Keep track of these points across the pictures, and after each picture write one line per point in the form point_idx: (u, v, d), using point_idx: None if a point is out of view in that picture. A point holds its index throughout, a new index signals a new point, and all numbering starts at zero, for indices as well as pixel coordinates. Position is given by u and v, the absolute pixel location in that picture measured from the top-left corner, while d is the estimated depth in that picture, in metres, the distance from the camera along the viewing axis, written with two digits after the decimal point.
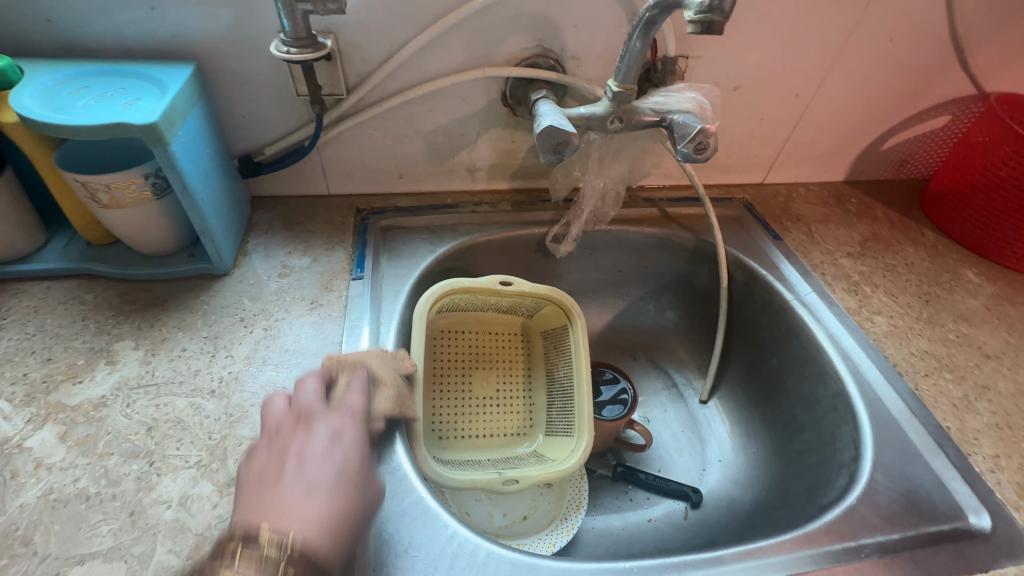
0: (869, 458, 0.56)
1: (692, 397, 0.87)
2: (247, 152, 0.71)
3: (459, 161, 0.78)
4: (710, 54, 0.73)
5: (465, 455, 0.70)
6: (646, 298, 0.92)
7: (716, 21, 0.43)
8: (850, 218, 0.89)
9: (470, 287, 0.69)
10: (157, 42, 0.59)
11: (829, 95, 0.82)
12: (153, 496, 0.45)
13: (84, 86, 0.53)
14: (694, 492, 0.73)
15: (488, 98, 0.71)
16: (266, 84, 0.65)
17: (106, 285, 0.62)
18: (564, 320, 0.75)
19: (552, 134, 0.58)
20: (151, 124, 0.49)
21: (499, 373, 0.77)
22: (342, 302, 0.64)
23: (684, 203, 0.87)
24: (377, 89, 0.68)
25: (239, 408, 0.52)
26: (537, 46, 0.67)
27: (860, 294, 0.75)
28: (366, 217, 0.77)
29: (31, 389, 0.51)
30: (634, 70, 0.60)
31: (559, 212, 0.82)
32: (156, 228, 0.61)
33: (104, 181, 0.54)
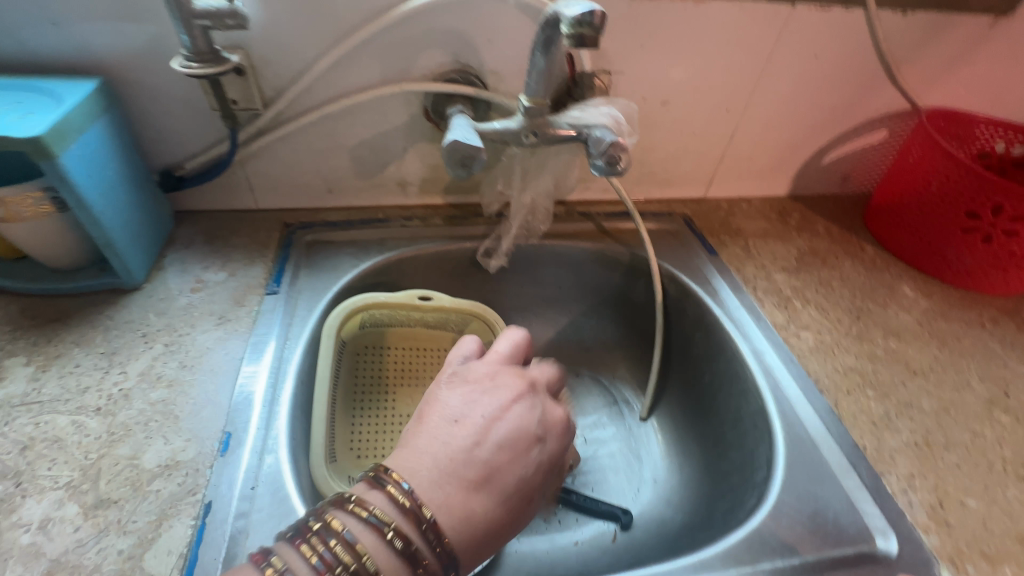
0: (780, 478, 0.55)
1: (631, 415, 0.85)
2: (168, 166, 0.70)
3: (388, 175, 0.78)
4: (634, 70, 0.73)
5: None
6: (586, 314, 0.91)
7: (588, 35, 0.43)
8: (789, 232, 0.89)
9: (387, 302, 0.68)
10: (63, 57, 0.59)
11: (761, 110, 0.82)
12: (12, 519, 0.43)
13: None
14: (624, 513, 0.71)
15: (410, 113, 0.71)
16: (181, 99, 0.65)
17: (10, 300, 0.61)
18: (490, 335, 0.74)
19: (457, 148, 0.58)
20: (35, 139, 0.49)
21: (426, 390, 0.76)
22: (252, 318, 0.63)
23: (621, 218, 0.86)
24: (296, 104, 0.67)
25: (123, 426, 0.51)
26: (453, 61, 0.67)
27: (791, 309, 0.74)
28: (292, 232, 0.76)
29: None
30: (542, 85, 0.60)
31: (491, 227, 0.81)
32: (60, 243, 0.60)
33: None
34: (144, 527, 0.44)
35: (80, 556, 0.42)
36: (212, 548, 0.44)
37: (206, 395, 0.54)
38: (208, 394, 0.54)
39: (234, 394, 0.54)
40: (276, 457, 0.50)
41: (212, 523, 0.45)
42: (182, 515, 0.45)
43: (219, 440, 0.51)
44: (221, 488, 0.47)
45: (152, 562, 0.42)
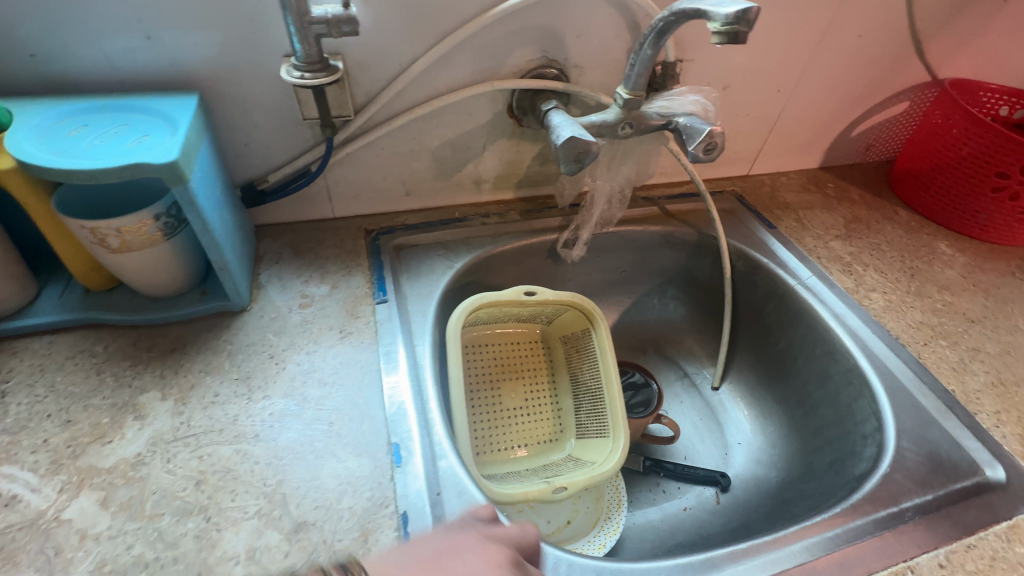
0: (892, 427, 0.61)
1: (705, 384, 0.90)
2: (249, 180, 0.68)
3: (465, 174, 0.78)
4: (702, 56, 0.76)
5: (505, 468, 0.70)
6: (650, 294, 0.94)
7: (742, 31, 0.45)
8: (831, 202, 0.95)
9: (497, 300, 0.69)
10: (154, 72, 0.55)
11: (807, 89, 0.87)
12: (218, 553, 0.43)
13: (85, 126, 0.49)
14: (723, 477, 0.77)
15: (494, 110, 0.71)
16: (271, 109, 0.62)
17: (115, 333, 0.58)
18: (585, 323, 0.76)
19: (573, 144, 0.60)
20: (172, 163, 0.46)
21: (525, 382, 0.78)
22: (372, 328, 0.62)
23: (681, 200, 0.90)
24: (385, 107, 0.66)
25: (290, 449, 0.50)
26: (542, 56, 0.68)
27: (855, 274, 0.80)
28: (376, 238, 0.75)
29: (55, 455, 0.48)
30: (643, 77, 0.62)
31: (567, 218, 0.83)
32: (166, 269, 0.58)
33: (115, 225, 0.51)
34: (351, 545, 0.45)
35: None
36: None
37: (358, 409, 0.54)
38: (361, 408, 0.54)
39: (387, 405, 0.55)
40: (448, 460, 0.52)
41: (414, 531, 0.46)
42: (384, 528, 0.46)
43: (390, 451, 0.51)
44: (409, 497, 0.48)
45: None
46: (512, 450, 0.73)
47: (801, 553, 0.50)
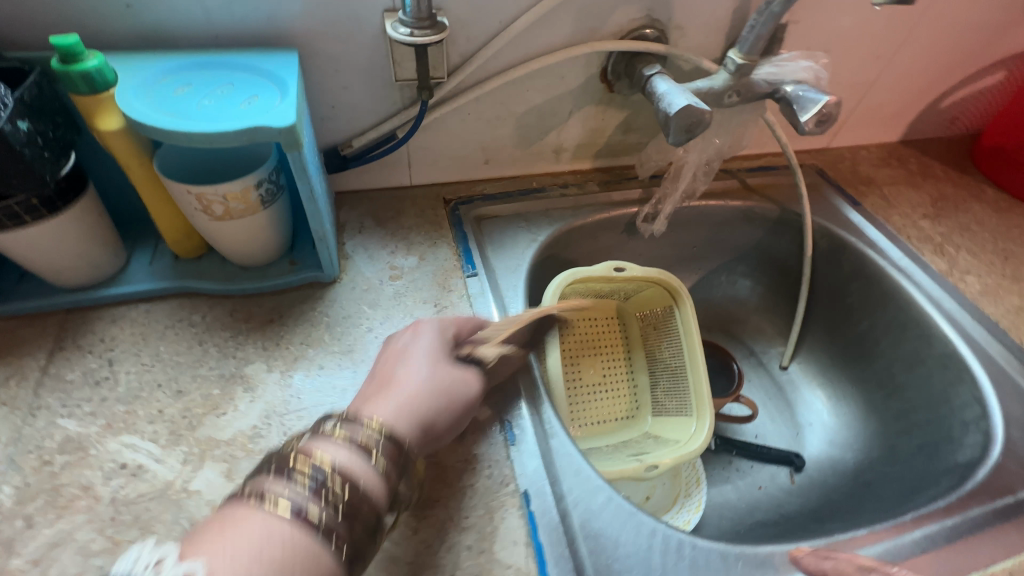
0: (999, 415, 0.59)
1: (772, 363, 0.89)
2: (333, 145, 0.65)
3: (547, 142, 0.75)
4: (808, 18, 0.70)
5: (587, 444, 0.70)
6: (720, 271, 0.91)
7: None
8: (914, 179, 0.91)
9: (587, 276, 0.67)
10: (250, 27, 0.52)
11: (906, 56, 0.82)
12: None
13: (190, 84, 0.47)
14: (797, 457, 0.77)
15: (587, 74, 0.67)
16: (363, 69, 0.59)
17: (209, 303, 0.57)
18: (668, 301, 0.74)
19: (687, 113, 0.56)
20: (290, 127, 0.44)
21: (602, 359, 0.77)
22: (466, 302, 0.61)
23: (761, 173, 0.86)
24: (477, 69, 0.62)
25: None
26: (644, 16, 0.63)
27: (947, 255, 0.77)
28: (456, 208, 0.73)
29: (172, 426, 0.47)
30: (761, 41, 0.58)
31: (646, 190, 0.80)
32: (262, 238, 0.56)
33: (221, 192, 0.48)
34: (478, 523, 0.44)
35: (433, 555, 0.42)
36: (551, 534, 0.44)
37: None
38: None
39: (493, 383, 0.54)
40: (560, 439, 0.51)
41: (538, 511, 0.45)
42: (508, 506, 0.45)
43: (502, 429, 0.50)
44: (528, 476, 0.47)
45: (503, 554, 0.43)
46: (592, 426, 0.73)
47: (920, 540, 0.49)
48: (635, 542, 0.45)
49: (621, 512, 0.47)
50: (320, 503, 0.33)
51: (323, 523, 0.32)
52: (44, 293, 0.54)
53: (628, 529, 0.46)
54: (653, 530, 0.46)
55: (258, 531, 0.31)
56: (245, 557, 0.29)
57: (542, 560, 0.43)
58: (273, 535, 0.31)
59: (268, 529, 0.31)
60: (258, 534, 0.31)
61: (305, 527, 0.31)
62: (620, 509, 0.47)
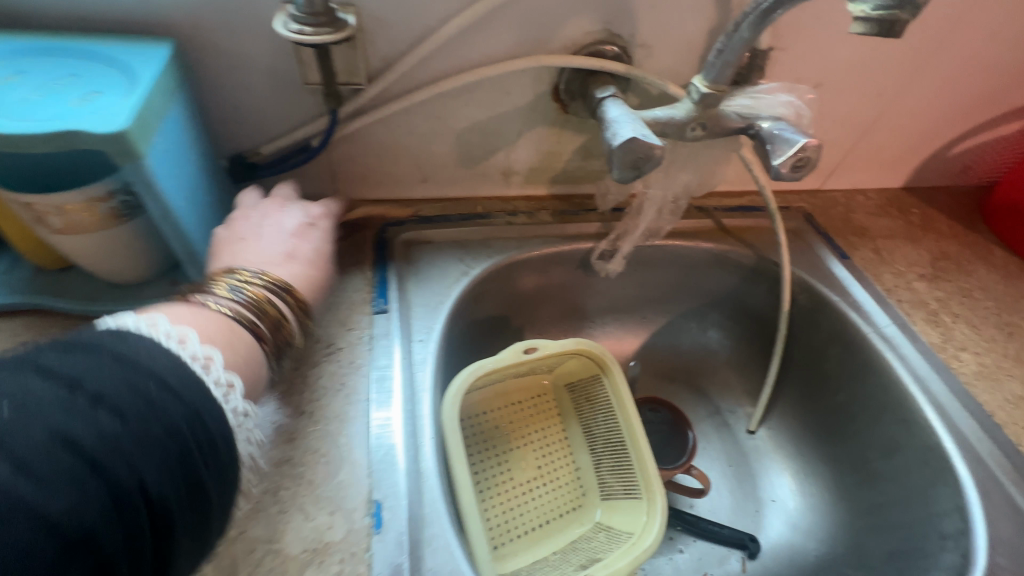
0: (984, 533, 0.50)
1: (738, 426, 0.79)
2: (239, 151, 0.57)
3: (494, 163, 0.66)
4: (799, 45, 0.61)
5: (529, 558, 0.59)
6: (688, 317, 0.82)
7: (903, 20, 0.33)
8: (915, 233, 0.81)
9: (495, 367, 0.58)
10: (119, 10, 0.44)
11: (912, 96, 0.72)
12: None
13: (18, 73, 0.39)
14: (752, 541, 0.67)
15: (536, 92, 0.59)
16: (265, 68, 0.51)
17: (63, 325, 0.49)
18: (595, 369, 0.67)
19: (633, 147, 0.47)
20: (118, 133, 0.36)
21: (535, 445, 0.68)
22: (366, 344, 0.53)
23: (741, 214, 0.77)
24: (405, 77, 0.54)
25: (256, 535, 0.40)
26: (602, 30, 0.55)
27: (942, 325, 0.67)
28: (383, 230, 0.65)
29: None
30: (730, 69, 0.50)
31: (606, 224, 0.71)
32: (128, 256, 0.48)
33: (55, 202, 0.40)
34: None
35: None
36: None
37: (339, 451, 0.45)
38: (342, 451, 0.45)
39: (372, 449, 0.45)
40: (440, 528, 0.42)
41: None
42: None
43: (370, 511, 0.42)
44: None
45: None
46: (535, 532, 0.62)
47: None
48: None
49: None
50: (239, 311, 0.37)
51: (255, 327, 0.38)
52: None
53: None
54: None
55: (190, 317, 0.34)
56: (219, 342, 0.34)
57: None
58: (201, 322, 0.35)
59: (220, 327, 0.35)
60: (207, 321, 0.35)
61: (227, 317, 0.36)
62: None
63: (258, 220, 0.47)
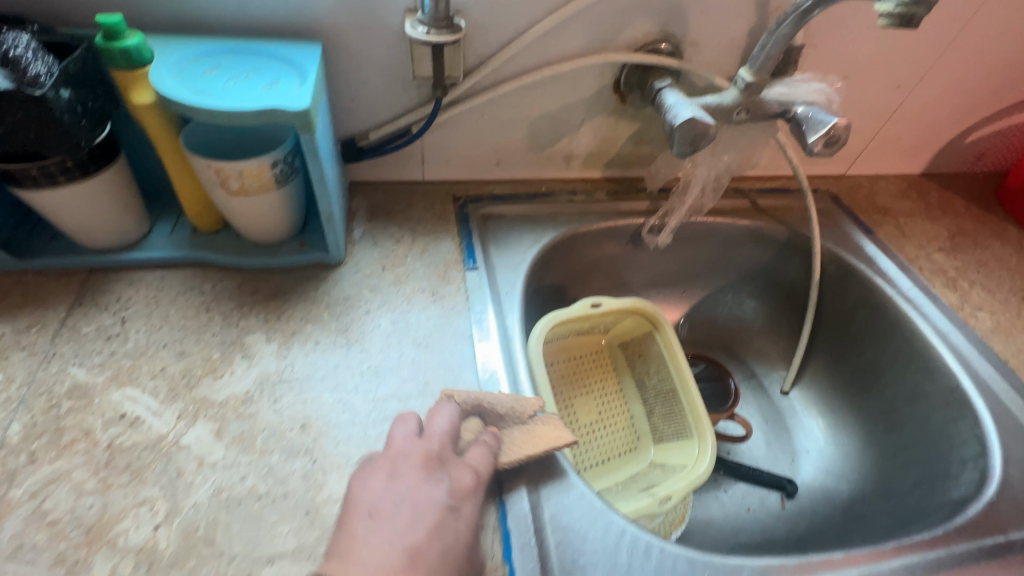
0: (998, 453, 0.57)
1: (774, 387, 0.87)
2: (351, 136, 0.68)
3: (558, 148, 0.76)
4: (827, 43, 0.71)
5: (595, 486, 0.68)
6: (725, 290, 0.91)
7: (919, 14, 0.42)
8: (934, 212, 0.89)
9: (567, 318, 0.68)
10: (280, 19, 0.56)
11: (928, 88, 0.81)
12: (324, 495, 0.44)
13: (218, 66, 0.50)
14: (789, 482, 0.75)
15: (601, 85, 0.69)
16: (383, 66, 0.61)
17: (221, 274, 0.60)
18: (648, 327, 0.76)
19: (691, 125, 0.57)
20: (305, 110, 0.47)
21: (594, 394, 0.77)
22: (463, 294, 0.63)
23: (774, 195, 0.86)
24: (493, 73, 0.65)
25: None
26: (660, 31, 0.65)
27: (959, 289, 0.75)
28: (464, 205, 0.75)
29: (172, 383, 0.50)
30: (771, 60, 0.59)
31: (654, 202, 0.81)
32: (277, 216, 0.59)
33: (239, 168, 0.51)
34: None
35: None
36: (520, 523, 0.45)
37: (452, 372, 0.55)
38: (455, 373, 0.55)
39: (479, 372, 0.55)
40: None
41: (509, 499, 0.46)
42: (480, 491, 0.47)
43: None
44: (504, 463, 0.49)
45: None
46: (598, 466, 0.71)
47: (897, 568, 0.47)
48: (603, 536, 0.46)
49: (587, 507, 0.48)
50: None
51: None
52: (66, 252, 0.57)
53: (598, 526, 0.47)
54: (622, 530, 0.47)
55: None
56: None
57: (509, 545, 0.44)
58: None
59: None
60: None
61: None
62: (590, 505, 0.48)
63: (412, 433, 0.44)
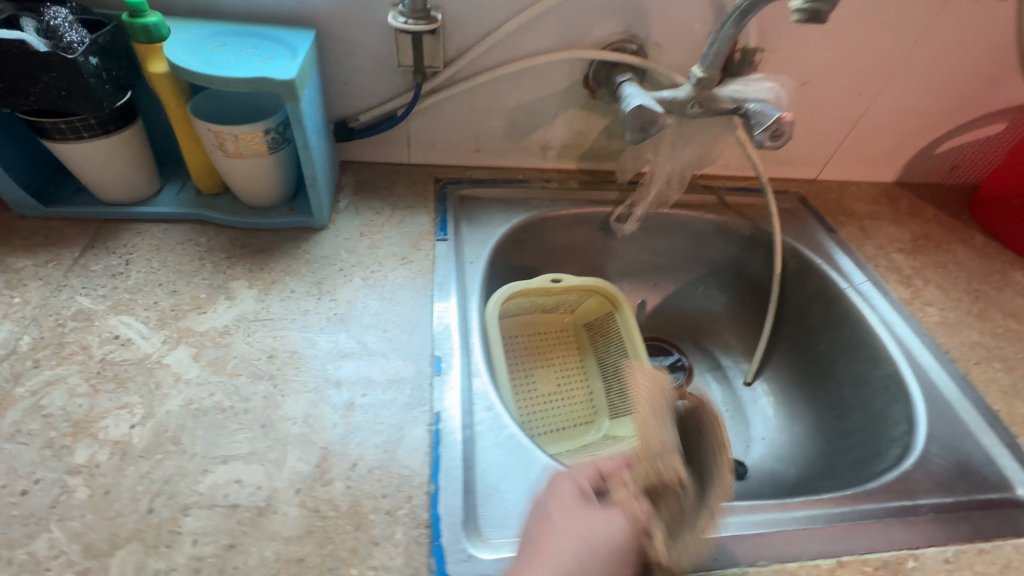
0: (923, 432, 0.61)
1: (737, 378, 0.90)
2: (343, 117, 0.75)
3: (534, 139, 0.83)
4: (786, 48, 0.76)
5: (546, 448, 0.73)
6: (695, 283, 0.95)
7: (822, 10, 0.47)
8: (901, 217, 0.92)
9: (527, 289, 0.73)
10: (281, 8, 0.64)
11: (891, 97, 0.85)
12: (280, 413, 0.50)
13: (222, 45, 0.58)
14: (740, 465, 0.76)
15: (571, 80, 0.76)
16: (372, 53, 0.69)
17: (216, 230, 0.68)
18: (609, 308, 0.80)
19: (640, 113, 0.63)
20: (292, 81, 0.54)
21: (555, 367, 0.82)
22: (430, 259, 0.69)
23: (742, 193, 0.90)
24: (471, 64, 0.72)
25: (350, 365, 0.55)
26: (624, 31, 0.71)
27: (913, 286, 0.78)
28: (444, 186, 0.82)
29: (162, 314, 0.57)
30: (721, 57, 0.64)
31: (624, 193, 0.86)
32: (268, 181, 0.66)
33: (234, 132, 0.59)
34: (388, 428, 0.51)
35: (345, 445, 0.49)
36: (450, 449, 0.50)
37: (410, 323, 0.60)
38: (412, 324, 0.60)
39: (434, 325, 0.61)
40: (482, 380, 0.57)
41: (444, 430, 0.51)
42: (419, 421, 0.52)
43: (432, 362, 0.57)
44: (444, 401, 0.54)
45: (405, 456, 0.49)
46: (552, 433, 0.75)
47: (803, 519, 0.51)
48: (527, 469, 0.51)
49: (515, 445, 0.53)
50: None
51: None
52: (87, 203, 0.66)
53: (523, 460, 0.51)
54: (544, 466, 0.51)
55: None
56: None
57: (436, 467, 0.49)
58: None
59: None
60: None
61: None
62: (518, 443, 0.52)
63: None
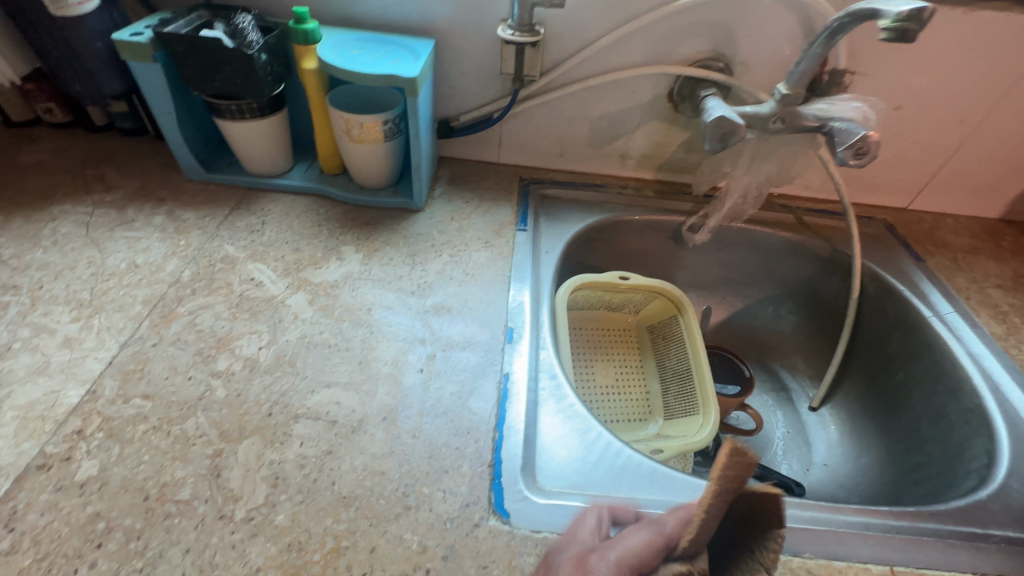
0: (1004, 465, 0.58)
1: (802, 402, 0.88)
2: (446, 117, 0.85)
3: (615, 147, 0.88)
4: (878, 72, 0.77)
5: None
6: (765, 302, 0.95)
7: (912, 29, 0.49)
8: (1002, 254, 0.87)
9: (595, 281, 0.79)
10: (409, 21, 0.75)
11: (996, 126, 0.82)
12: (374, 354, 0.59)
13: (361, 48, 0.70)
14: (796, 486, 0.74)
15: (656, 93, 0.81)
16: (478, 62, 0.79)
17: (333, 204, 0.79)
18: (673, 311, 0.83)
19: (720, 124, 0.66)
20: (415, 78, 0.64)
21: (615, 363, 0.85)
22: (510, 245, 0.76)
23: (821, 215, 0.90)
24: (564, 75, 0.80)
25: (434, 324, 0.63)
26: (711, 50, 0.76)
27: (1008, 323, 0.74)
28: (527, 185, 0.89)
29: (287, 266, 0.68)
30: (806, 75, 0.67)
31: (698, 205, 0.89)
32: (380, 166, 0.76)
33: (361, 120, 0.70)
34: (462, 380, 0.57)
35: (425, 388, 0.56)
36: (514, 406, 0.56)
37: (488, 296, 0.67)
38: (490, 297, 0.67)
39: (509, 301, 0.67)
40: (548, 352, 0.62)
41: (511, 389, 0.57)
42: (489, 378, 0.58)
43: (505, 331, 0.63)
44: (514, 365, 0.60)
45: (475, 406, 0.55)
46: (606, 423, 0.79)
47: (858, 525, 0.51)
48: (582, 434, 0.55)
49: (573, 412, 0.57)
50: None
51: None
52: (238, 173, 0.80)
53: (579, 426, 0.55)
54: (597, 434, 0.55)
55: None
56: None
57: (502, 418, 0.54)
58: None
59: None
60: None
61: None
62: (576, 411, 0.57)
63: None
